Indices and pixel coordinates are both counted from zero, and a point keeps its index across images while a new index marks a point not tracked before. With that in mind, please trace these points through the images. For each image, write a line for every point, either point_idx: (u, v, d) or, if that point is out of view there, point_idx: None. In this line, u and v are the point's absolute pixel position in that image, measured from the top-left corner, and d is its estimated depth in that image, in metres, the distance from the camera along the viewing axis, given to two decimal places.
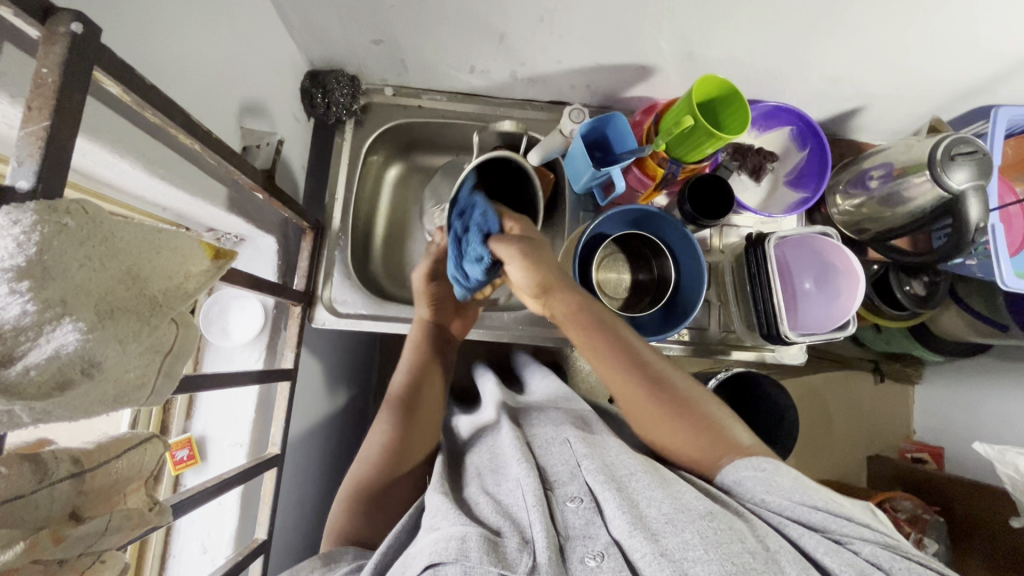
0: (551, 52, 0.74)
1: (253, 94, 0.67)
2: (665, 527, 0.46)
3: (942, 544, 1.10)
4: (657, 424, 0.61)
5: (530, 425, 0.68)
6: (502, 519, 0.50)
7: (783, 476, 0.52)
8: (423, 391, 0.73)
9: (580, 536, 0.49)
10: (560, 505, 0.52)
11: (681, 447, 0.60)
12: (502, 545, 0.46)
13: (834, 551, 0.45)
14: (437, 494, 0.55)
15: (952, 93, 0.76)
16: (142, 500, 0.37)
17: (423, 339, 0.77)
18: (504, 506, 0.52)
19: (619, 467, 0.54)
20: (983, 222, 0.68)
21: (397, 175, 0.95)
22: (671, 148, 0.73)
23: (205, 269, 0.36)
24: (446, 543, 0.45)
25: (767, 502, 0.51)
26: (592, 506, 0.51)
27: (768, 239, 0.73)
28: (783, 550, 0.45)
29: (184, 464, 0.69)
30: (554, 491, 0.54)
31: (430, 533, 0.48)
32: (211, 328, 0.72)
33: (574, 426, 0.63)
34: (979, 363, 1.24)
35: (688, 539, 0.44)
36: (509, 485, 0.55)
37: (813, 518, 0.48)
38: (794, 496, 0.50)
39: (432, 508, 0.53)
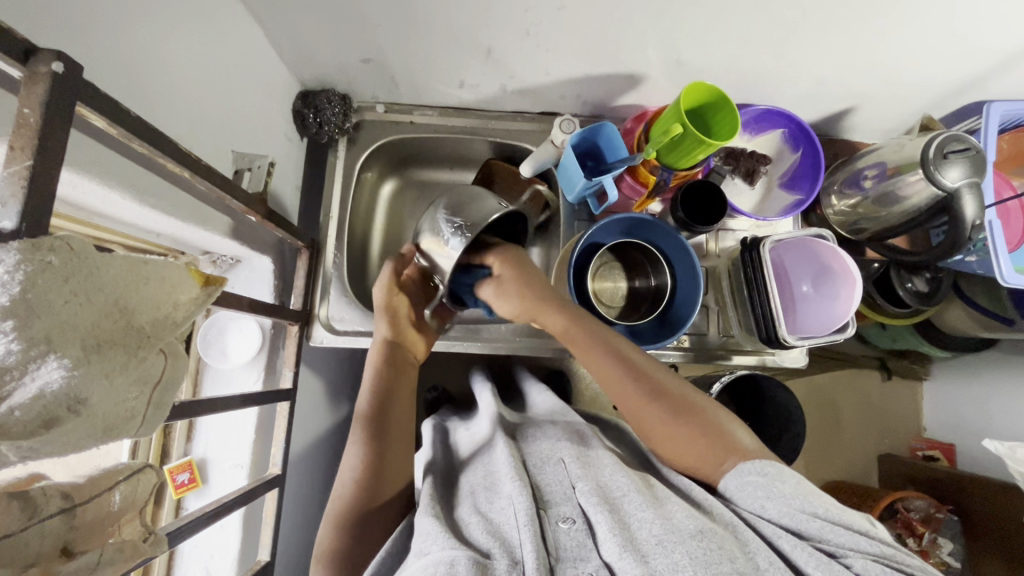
0: (539, 64, 0.74)
1: (244, 118, 0.68)
2: (655, 549, 0.46)
3: (955, 543, 1.11)
4: (645, 422, 0.61)
5: (525, 443, 0.67)
6: (493, 541, 0.50)
7: (785, 481, 0.52)
8: (388, 416, 0.71)
9: (572, 558, 0.49)
10: (553, 525, 0.52)
11: (679, 452, 0.59)
12: (491, 567, 0.46)
13: (826, 565, 0.44)
14: (427, 516, 0.55)
15: (942, 91, 0.76)
16: (136, 530, 0.37)
17: (383, 359, 0.75)
18: (494, 525, 0.52)
19: (613, 486, 0.54)
20: (980, 220, 0.68)
21: (392, 190, 0.96)
22: (661, 156, 0.73)
23: (194, 296, 0.37)
24: (435, 568, 0.45)
25: (765, 510, 0.51)
26: (584, 528, 0.51)
27: (763, 243, 0.72)
28: (773, 568, 0.45)
29: (185, 487, 0.69)
30: (547, 511, 0.54)
31: (419, 558, 0.48)
32: (209, 350, 0.72)
33: (569, 444, 0.63)
34: (986, 358, 1.23)
35: (678, 560, 0.44)
36: (500, 504, 0.55)
37: (810, 528, 0.48)
38: (792, 504, 0.50)
39: (422, 531, 0.52)
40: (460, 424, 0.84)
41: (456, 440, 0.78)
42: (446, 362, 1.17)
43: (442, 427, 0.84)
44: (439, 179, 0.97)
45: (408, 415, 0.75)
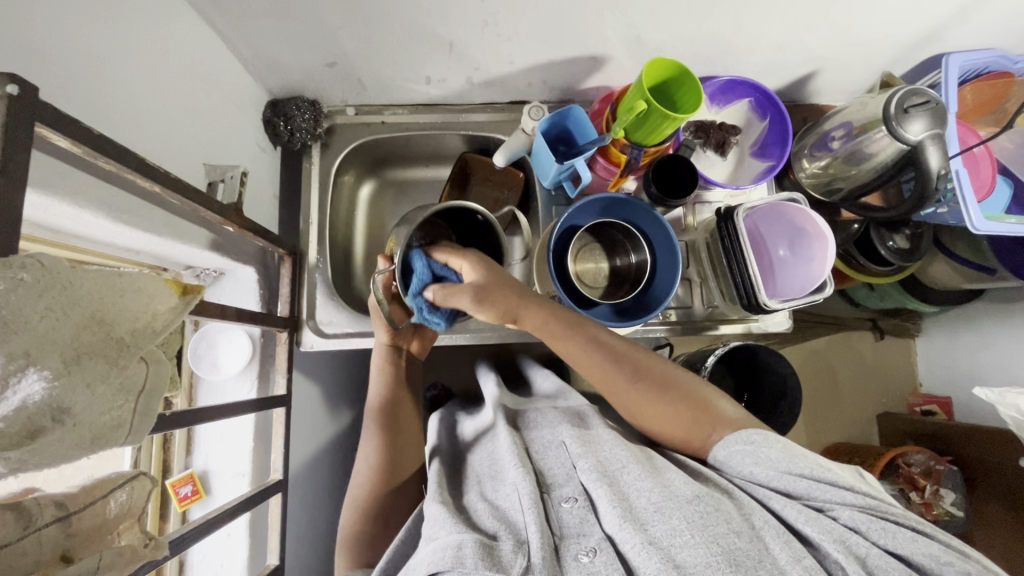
0: (501, 54, 0.75)
1: (213, 130, 0.68)
2: (653, 516, 0.47)
3: (958, 494, 1.13)
4: (628, 401, 0.63)
5: (528, 428, 0.69)
6: (499, 524, 0.51)
7: (771, 447, 0.53)
8: (400, 418, 0.74)
9: (575, 534, 0.50)
10: (557, 506, 0.54)
11: (665, 425, 0.61)
12: (497, 549, 0.47)
13: (813, 519, 0.46)
14: (435, 503, 0.56)
15: (901, 48, 0.77)
16: (137, 538, 0.38)
17: (386, 363, 0.76)
18: (500, 510, 0.54)
19: (612, 461, 0.55)
20: (945, 169, 0.70)
21: (371, 192, 0.96)
22: (629, 135, 0.74)
23: (172, 305, 0.38)
24: (443, 552, 0.47)
25: (754, 475, 0.52)
26: (586, 505, 0.53)
27: (736, 213, 0.74)
28: (768, 526, 0.46)
29: (189, 499, 0.69)
30: (551, 493, 0.55)
31: (428, 544, 0.50)
32: (201, 364, 0.72)
33: (569, 425, 0.65)
34: (974, 310, 1.25)
35: (677, 525, 0.45)
36: (506, 489, 0.56)
37: (798, 487, 0.50)
38: (779, 466, 0.51)
39: (430, 518, 0.54)
40: (466, 415, 0.85)
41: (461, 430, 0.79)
42: (442, 359, 1.18)
43: (449, 419, 0.84)
44: (416, 177, 0.97)
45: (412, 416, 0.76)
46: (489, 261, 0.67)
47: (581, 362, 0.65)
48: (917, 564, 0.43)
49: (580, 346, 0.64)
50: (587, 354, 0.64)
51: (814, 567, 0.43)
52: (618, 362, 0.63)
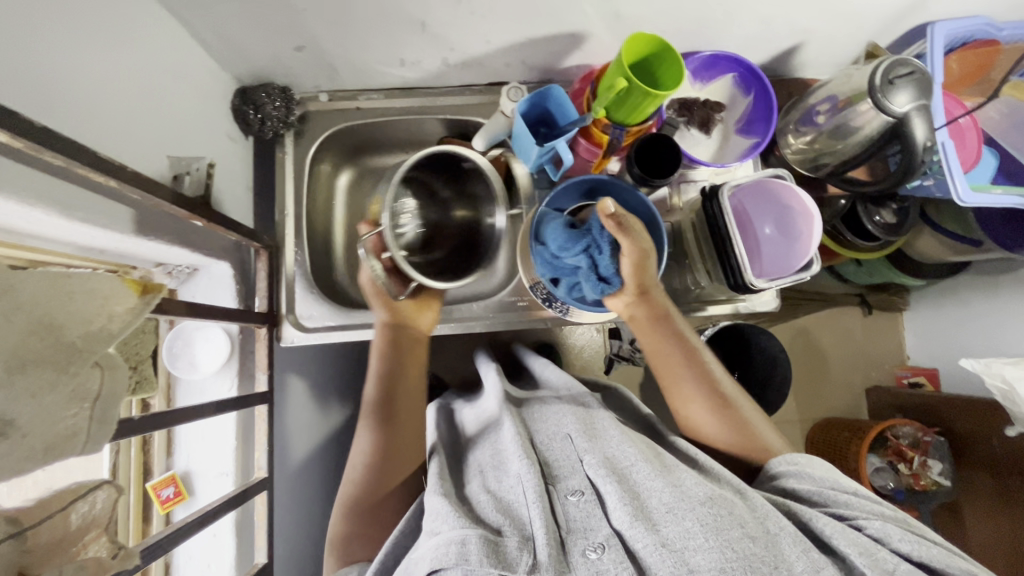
0: (476, 33, 0.72)
1: (178, 120, 0.65)
2: (665, 517, 0.50)
3: (945, 463, 1.17)
4: (692, 407, 0.72)
5: (533, 420, 0.70)
6: (503, 518, 0.53)
7: (817, 470, 0.61)
8: (397, 400, 0.72)
9: (581, 529, 0.52)
10: (563, 499, 0.56)
11: (718, 436, 0.71)
12: (503, 545, 0.49)
13: (841, 532, 0.51)
14: (437, 496, 0.58)
15: (887, 17, 0.75)
16: (104, 548, 0.37)
17: (387, 342, 0.75)
18: (504, 502, 0.56)
19: (620, 458, 0.58)
20: (930, 141, 0.69)
21: (349, 181, 0.94)
22: (611, 114, 0.71)
23: (131, 306, 0.36)
24: (446, 548, 0.49)
25: (800, 488, 0.60)
26: (592, 498, 0.55)
27: (721, 191, 0.73)
28: (784, 533, 0.49)
29: (171, 501, 0.68)
30: (556, 485, 0.57)
31: (432, 538, 0.52)
32: (177, 363, 0.70)
33: (574, 418, 0.66)
34: (961, 282, 1.26)
35: (689, 528, 0.48)
36: (509, 481, 0.58)
37: (839, 500, 0.57)
38: (824, 484, 0.59)
39: (432, 511, 0.56)
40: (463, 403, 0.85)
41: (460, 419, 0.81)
42: (431, 348, 1.17)
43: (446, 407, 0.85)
44: (396, 164, 0.95)
45: (416, 403, 0.74)
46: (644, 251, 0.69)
47: (661, 363, 0.74)
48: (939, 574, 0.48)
49: (669, 347, 0.73)
50: (672, 356, 0.73)
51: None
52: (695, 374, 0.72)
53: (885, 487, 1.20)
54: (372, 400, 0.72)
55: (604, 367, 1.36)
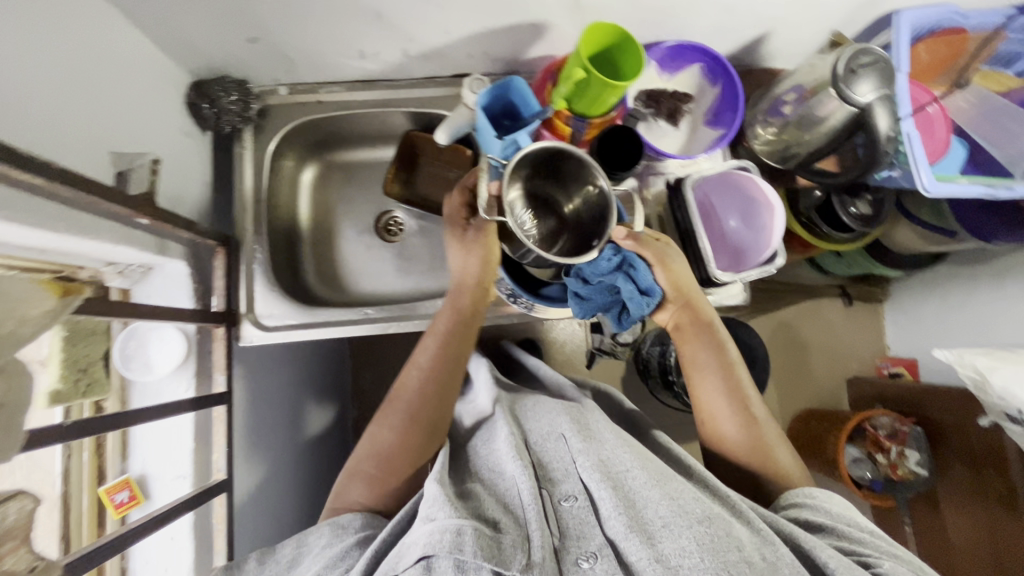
0: (434, 23, 0.70)
1: (125, 116, 0.63)
2: (661, 531, 0.51)
3: (922, 453, 1.17)
4: (715, 412, 0.70)
5: (525, 414, 0.72)
6: (500, 514, 0.56)
7: (831, 505, 0.61)
8: (444, 369, 0.71)
9: (575, 536, 0.55)
10: (557, 503, 0.58)
11: (733, 445, 0.69)
12: (499, 543, 0.51)
13: (848, 568, 0.50)
14: (434, 483, 0.58)
15: (852, 6, 0.74)
16: (21, 560, 0.36)
17: (463, 299, 0.73)
18: (503, 500, 0.58)
19: (615, 462, 0.59)
20: (893, 131, 0.69)
21: (313, 176, 0.92)
22: (572, 106, 0.70)
23: (45, 309, 0.37)
24: (442, 535, 0.50)
25: (810, 517, 0.59)
26: (586, 504, 0.57)
27: (685, 185, 0.72)
28: (782, 562, 0.50)
29: (126, 506, 0.67)
30: (552, 489, 0.60)
31: (426, 523, 0.53)
32: (130, 365, 0.68)
33: (568, 417, 0.67)
34: (939, 273, 1.26)
35: (686, 546, 0.50)
36: (506, 483, 0.60)
37: (851, 535, 0.56)
38: (839, 519, 0.59)
39: (429, 497, 0.56)
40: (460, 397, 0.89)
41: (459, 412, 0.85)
42: None
43: None
44: (362, 158, 0.93)
45: (458, 376, 0.73)
46: (677, 276, 0.70)
47: (692, 363, 0.73)
48: None
49: (703, 352, 0.72)
50: (703, 360, 0.72)
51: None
52: (727, 382, 0.70)
53: (862, 477, 1.20)
54: (424, 371, 0.71)
55: (585, 361, 1.35)
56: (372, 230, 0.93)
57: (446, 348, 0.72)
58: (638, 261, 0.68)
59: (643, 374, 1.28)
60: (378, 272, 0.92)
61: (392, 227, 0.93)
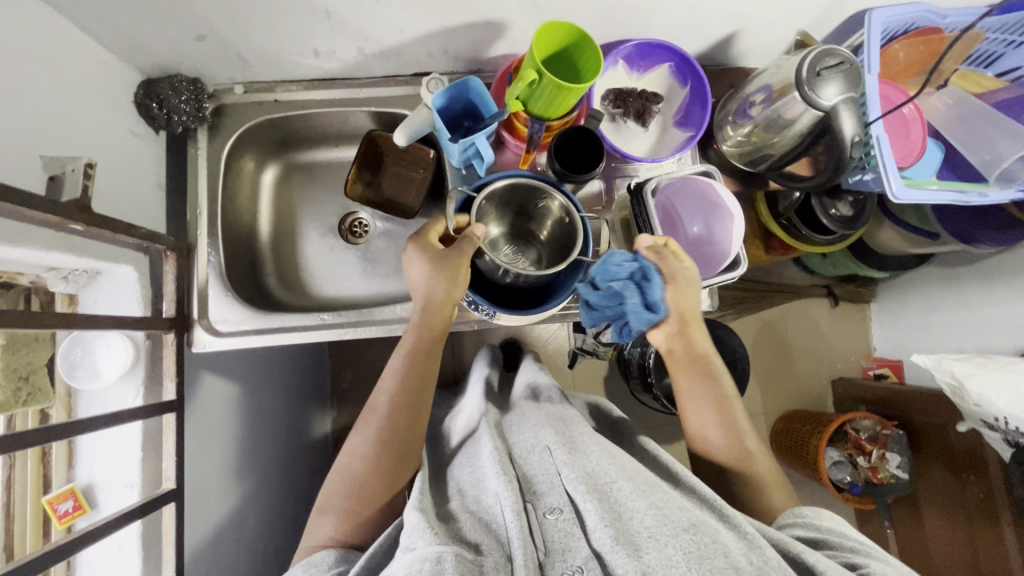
0: (385, 21, 0.68)
1: (62, 118, 0.61)
2: (648, 542, 0.49)
3: (904, 455, 1.16)
4: (710, 442, 0.68)
5: (510, 432, 0.72)
6: (483, 536, 0.54)
7: (823, 520, 0.58)
8: (409, 390, 0.68)
9: (561, 550, 0.52)
10: (541, 518, 0.56)
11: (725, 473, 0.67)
12: (480, 565, 0.50)
13: (836, 570, 0.47)
14: (414, 511, 0.57)
15: (820, 5, 0.72)
16: None
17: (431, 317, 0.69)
18: (485, 522, 0.56)
19: (600, 474, 0.58)
20: (859, 136, 0.67)
21: (274, 177, 0.90)
22: (529, 107, 0.68)
23: None
24: (421, 565, 0.48)
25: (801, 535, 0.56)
26: (572, 517, 0.55)
27: (643, 191, 0.70)
28: (770, 565, 0.48)
29: (70, 516, 0.66)
30: (536, 503, 0.58)
31: (406, 554, 0.51)
32: (74, 372, 0.67)
33: (552, 430, 0.67)
34: (926, 275, 1.24)
35: (672, 555, 0.47)
36: (488, 499, 0.59)
37: (843, 545, 0.53)
38: (832, 532, 0.56)
39: (409, 527, 0.55)
40: (455, 415, 0.90)
41: (450, 425, 0.87)
42: None
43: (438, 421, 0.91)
44: (326, 158, 0.91)
45: (427, 393, 0.70)
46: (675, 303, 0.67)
47: (685, 394, 0.70)
48: None
49: (698, 385, 0.69)
50: (695, 392, 0.69)
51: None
52: (722, 416, 0.67)
53: (842, 480, 1.19)
54: (391, 395, 0.68)
55: (565, 362, 1.34)
56: (336, 232, 0.91)
57: (411, 368, 0.69)
58: (654, 273, 0.66)
59: (625, 376, 1.26)
60: (342, 275, 0.90)
61: (357, 228, 0.91)
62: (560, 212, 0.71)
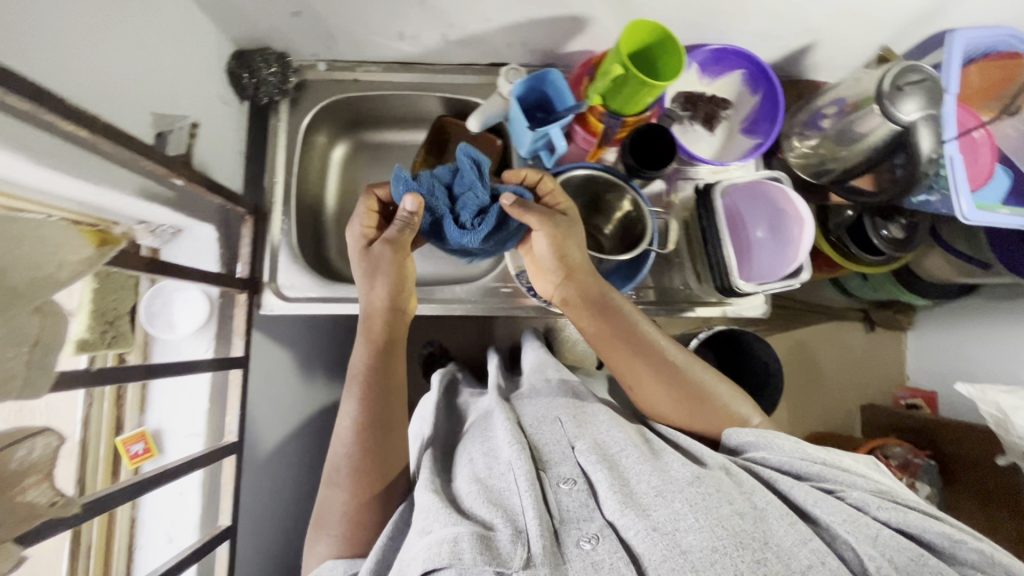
0: (475, 9, 0.70)
1: (167, 78, 0.64)
2: (654, 500, 0.51)
3: (934, 487, 1.13)
4: (647, 391, 0.68)
5: (520, 407, 0.70)
6: (496, 509, 0.53)
7: (783, 439, 0.59)
8: (381, 396, 0.67)
9: (575, 519, 0.53)
10: (555, 487, 0.56)
11: (677, 416, 0.66)
12: (495, 539, 0.49)
13: (823, 501, 0.51)
14: (426, 493, 0.57)
15: (904, 22, 0.72)
16: (44, 494, 0.39)
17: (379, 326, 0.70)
18: (496, 492, 0.55)
19: (610, 443, 0.59)
20: (937, 153, 0.66)
21: (343, 154, 0.93)
22: (607, 102, 0.69)
23: (82, 258, 0.39)
24: (440, 547, 0.48)
25: (768, 459, 0.57)
26: (585, 488, 0.55)
27: (713, 191, 0.71)
28: (771, 507, 0.50)
29: (140, 458, 0.69)
30: (548, 473, 0.57)
31: (423, 537, 0.51)
32: (154, 322, 0.70)
33: (563, 406, 0.67)
34: (970, 305, 1.22)
35: (678, 509, 0.49)
36: (499, 468, 0.58)
37: (812, 470, 0.55)
38: (797, 453, 0.57)
39: (421, 509, 0.55)
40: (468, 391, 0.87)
41: (466, 402, 0.83)
42: None
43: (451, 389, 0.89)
44: (393, 141, 0.94)
45: (400, 397, 0.69)
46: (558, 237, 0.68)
47: (599, 339, 0.70)
48: (925, 539, 0.48)
49: (601, 323, 0.69)
50: (602, 332, 0.70)
51: (820, 549, 0.46)
52: (633, 351, 0.68)
53: None
54: (355, 420, 0.65)
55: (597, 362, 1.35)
56: None
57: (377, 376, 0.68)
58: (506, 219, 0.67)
59: None
60: None
61: None
62: (629, 206, 0.74)
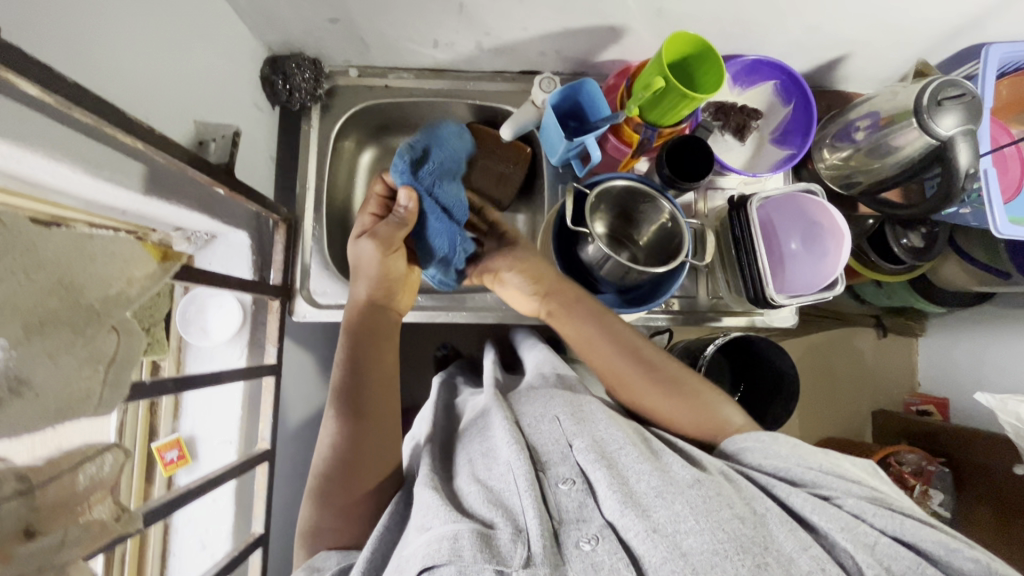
0: (513, 19, 0.71)
1: (204, 86, 0.64)
2: (655, 501, 0.46)
3: (948, 495, 1.11)
4: (644, 395, 0.64)
5: (518, 404, 0.64)
6: (494, 510, 0.48)
7: (781, 444, 0.54)
8: (363, 388, 0.65)
9: (575, 520, 0.47)
10: (553, 487, 0.50)
11: (683, 420, 0.62)
12: (495, 538, 0.45)
13: (820, 507, 0.46)
14: (426, 489, 0.53)
15: (939, 36, 0.73)
16: (109, 509, 0.43)
17: (362, 317, 0.69)
18: (495, 493, 0.50)
19: (608, 441, 0.53)
20: (974, 168, 0.66)
21: (371, 159, 0.93)
22: (644, 114, 0.70)
23: (145, 273, 0.45)
24: (439, 544, 0.44)
25: (762, 465, 0.53)
26: (584, 487, 0.50)
27: (751, 201, 0.71)
28: (771, 513, 0.45)
29: (175, 464, 0.69)
30: (545, 472, 0.52)
31: (423, 533, 0.47)
32: (189, 328, 0.71)
33: (562, 400, 0.60)
34: (983, 313, 1.22)
35: (679, 511, 0.44)
36: (498, 469, 0.52)
37: (806, 476, 0.50)
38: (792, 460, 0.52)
39: (420, 505, 0.51)
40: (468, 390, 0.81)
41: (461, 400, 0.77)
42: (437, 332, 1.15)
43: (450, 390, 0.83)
44: None
45: (389, 389, 0.67)
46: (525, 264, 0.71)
47: (585, 348, 0.69)
48: (927, 552, 0.43)
49: (587, 330, 0.68)
50: (589, 337, 0.68)
51: (821, 556, 0.42)
52: (623, 355, 0.66)
53: None
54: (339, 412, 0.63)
55: None
56: None
57: (360, 367, 0.66)
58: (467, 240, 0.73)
59: None
60: None
61: None
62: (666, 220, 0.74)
